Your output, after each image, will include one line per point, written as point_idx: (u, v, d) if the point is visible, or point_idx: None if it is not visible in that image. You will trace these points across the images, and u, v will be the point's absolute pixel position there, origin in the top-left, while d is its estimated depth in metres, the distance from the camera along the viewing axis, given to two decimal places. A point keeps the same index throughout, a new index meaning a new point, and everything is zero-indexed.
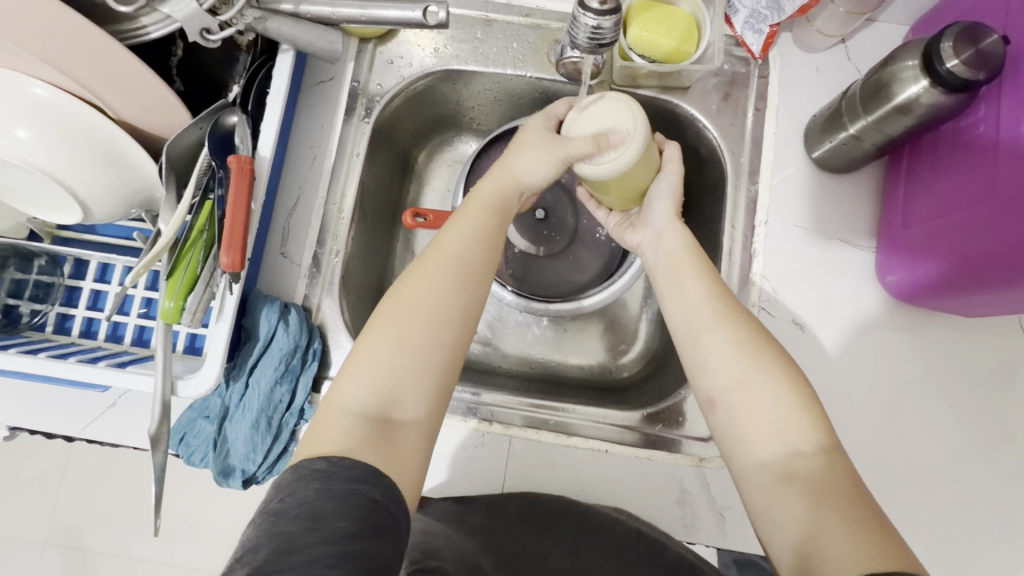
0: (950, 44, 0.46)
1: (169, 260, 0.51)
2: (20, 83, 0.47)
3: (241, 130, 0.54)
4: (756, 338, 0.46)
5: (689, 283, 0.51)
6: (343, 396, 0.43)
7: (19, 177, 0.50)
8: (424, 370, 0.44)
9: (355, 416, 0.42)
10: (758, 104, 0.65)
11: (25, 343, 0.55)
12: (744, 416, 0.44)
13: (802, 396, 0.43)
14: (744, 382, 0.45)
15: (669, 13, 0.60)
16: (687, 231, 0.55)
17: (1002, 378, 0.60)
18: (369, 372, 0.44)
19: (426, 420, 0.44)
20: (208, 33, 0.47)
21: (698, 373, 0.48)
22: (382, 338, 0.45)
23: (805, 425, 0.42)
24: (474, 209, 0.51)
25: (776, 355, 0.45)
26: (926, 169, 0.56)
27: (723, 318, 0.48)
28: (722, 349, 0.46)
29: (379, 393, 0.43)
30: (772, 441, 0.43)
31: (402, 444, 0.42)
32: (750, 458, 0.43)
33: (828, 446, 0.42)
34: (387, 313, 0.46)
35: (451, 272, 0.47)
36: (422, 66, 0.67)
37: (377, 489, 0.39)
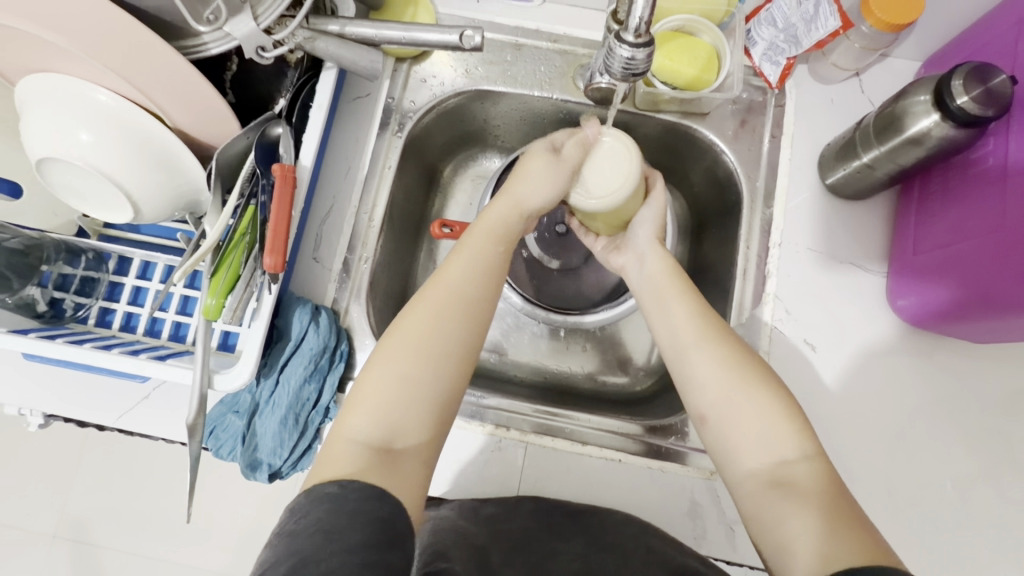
0: (960, 82, 0.49)
1: (213, 261, 0.54)
2: (86, 91, 0.50)
3: (286, 141, 0.57)
4: (739, 355, 0.48)
5: (674, 302, 0.53)
6: (349, 427, 0.45)
7: (78, 177, 0.53)
8: (426, 402, 0.47)
9: (360, 447, 0.44)
10: (774, 131, 0.67)
11: (70, 334, 0.57)
12: (731, 430, 0.46)
13: (785, 406, 0.46)
14: (731, 399, 0.47)
15: (692, 43, 0.63)
16: (665, 251, 0.58)
17: (1011, 405, 0.61)
18: (373, 405, 0.46)
19: (426, 448, 0.47)
20: (264, 51, 0.51)
21: (688, 390, 0.49)
22: (387, 372, 0.47)
23: (791, 434, 0.45)
24: (476, 244, 0.53)
25: (759, 370, 0.48)
26: (936, 199, 0.58)
27: (707, 338, 0.50)
28: (709, 366, 0.48)
29: (383, 423, 0.45)
30: (760, 452, 0.45)
31: (405, 472, 0.45)
32: (739, 470, 0.45)
33: (812, 453, 0.44)
34: (390, 348, 0.48)
35: (454, 306, 0.49)
36: (454, 85, 0.70)
37: (383, 506, 0.41)
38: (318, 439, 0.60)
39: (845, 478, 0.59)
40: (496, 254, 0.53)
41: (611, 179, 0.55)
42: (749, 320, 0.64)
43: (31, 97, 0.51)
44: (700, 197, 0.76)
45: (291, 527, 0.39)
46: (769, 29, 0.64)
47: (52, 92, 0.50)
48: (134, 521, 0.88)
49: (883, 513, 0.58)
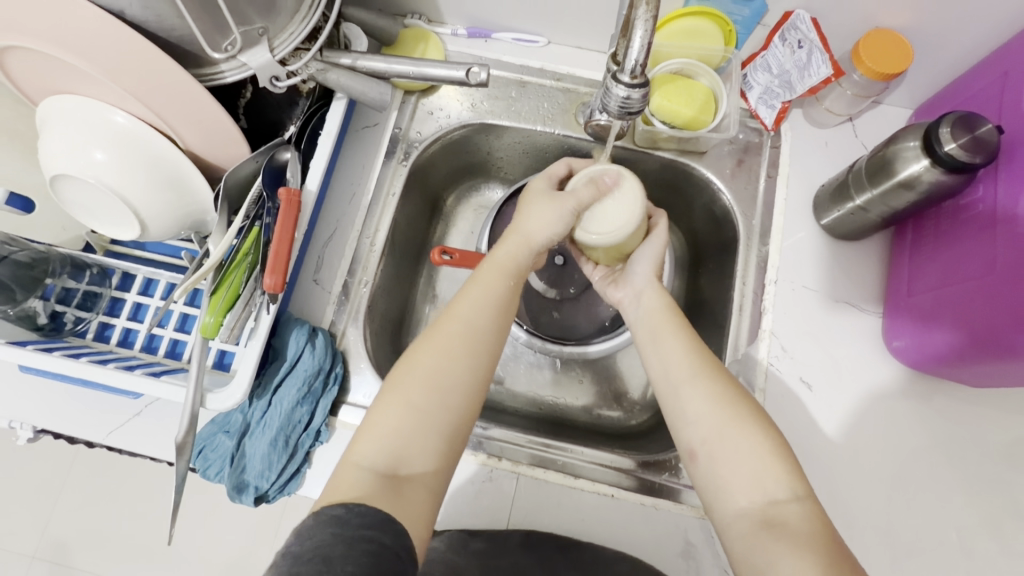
0: (948, 129, 0.51)
1: (214, 280, 0.54)
2: (103, 112, 0.52)
3: (293, 166, 0.59)
4: (730, 393, 0.48)
5: (670, 341, 0.53)
6: (357, 453, 0.45)
7: (89, 195, 0.55)
8: (432, 432, 0.46)
9: (367, 473, 0.44)
10: (770, 172, 0.69)
11: (68, 347, 0.57)
12: (722, 467, 0.45)
13: (777, 446, 0.44)
14: (722, 433, 0.46)
15: (689, 85, 0.65)
16: (667, 293, 0.58)
17: (1013, 452, 0.60)
18: (383, 433, 0.46)
19: (433, 479, 0.46)
20: (276, 80, 0.54)
21: (679, 424, 0.49)
22: (395, 401, 0.47)
23: (780, 474, 0.43)
24: (486, 277, 0.53)
25: (750, 408, 0.47)
26: (930, 241, 0.59)
27: (700, 375, 0.49)
28: (699, 403, 0.48)
29: (392, 449, 0.45)
30: (750, 490, 0.44)
31: (412, 501, 0.44)
32: (730, 506, 0.44)
33: (802, 494, 0.43)
34: (399, 378, 0.48)
35: (461, 338, 0.49)
36: (460, 118, 0.72)
37: (386, 535, 0.40)
38: (307, 461, 0.59)
39: (843, 522, 0.58)
40: (505, 288, 0.53)
41: (613, 215, 0.56)
42: (746, 355, 0.64)
43: (52, 117, 0.53)
44: (698, 233, 0.77)
45: (292, 555, 0.37)
46: (764, 74, 0.66)
47: (71, 113, 0.52)
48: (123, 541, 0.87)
49: (883, 559, 0.57)
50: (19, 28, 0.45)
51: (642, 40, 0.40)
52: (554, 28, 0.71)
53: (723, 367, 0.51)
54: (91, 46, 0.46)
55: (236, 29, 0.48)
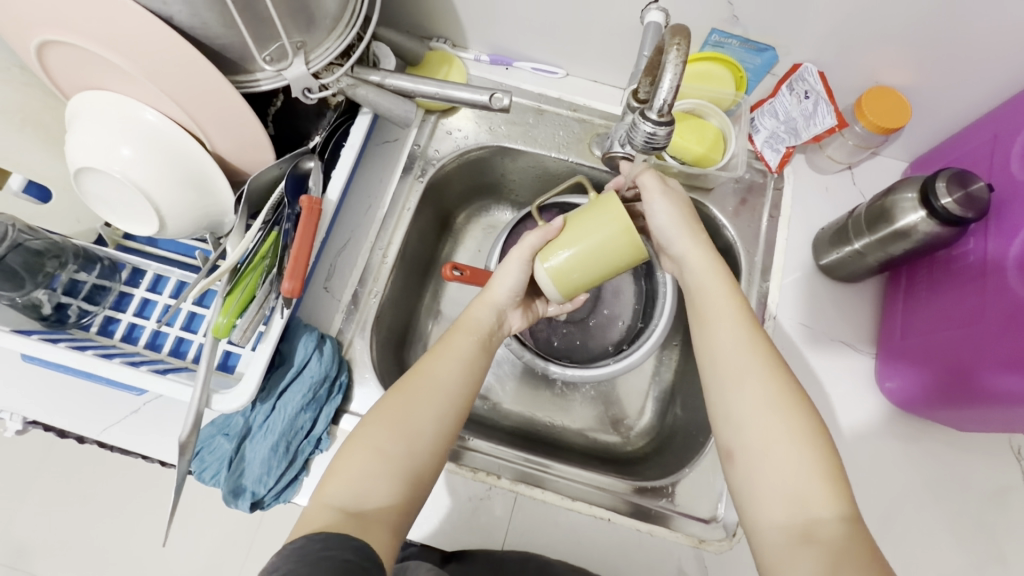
0: (943, 185, 0.54)
1: (229, 282, 0.55)
2: (134, 109, 0.53)
3: (316, 175, 0.60)
4: (785, 398, 0.47)
5: (727, 327, 0.52)
6: (329, 491, 0.46)
7: (110, 189, 0.55)
8: (399, 475, 0.47)
9: (336, 512, 0.44)
10: (772, 212, 0.72)
11: (72, 339, 0.57)
12: (758, 476, 0.46)
13: (828, 465, 0.44)
14: (768, 443, 0.46)
15: (701, 124, 0.68)
16: (724, 259, 0.56)
17: (996, 499, 0.62)
18: (351, 472, 0.46)
19: (396, 519, 0.46)
20: (309, 92, 0.56)
21: (723, 425, 0.49)
22: (369, 446, 0.48)
23: (825, 492, 0.43)
24: (458, 336, 0.56)
25: (807, 418, 0.46)
26: (922, 289, 0.61)
27: (763, 373, 0.49)
28: (749, 407, 0.48)
29: (359, 487, 0.46)
30: (787, 505, 0.44)
31: (377, 539, 0.44)
32: (766, 519, 0.44)
33: (847, 515, 0.43)
34: (373, 424, 0.49)
35: (431, 390, 0.51)
36: (478, 139, 0.75)
37: (347, 552, 0.40)
38: (305, 470, 0.59)
39: None
40: (476, 348, 0.55)
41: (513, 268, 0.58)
42: None
43: (83, 111, 0.54)
44: None
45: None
46: (771, 120, 0.70)
47: (102, 109, 0.53)
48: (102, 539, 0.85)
49: None
50: (66, 23, 0.46)
51: (670, 83, 0.42)
52: (573, 62, 0.74)
53: (786, 366, 0.50)
54: (136, 45, 0.47)
55: (284, 39, 0.50)
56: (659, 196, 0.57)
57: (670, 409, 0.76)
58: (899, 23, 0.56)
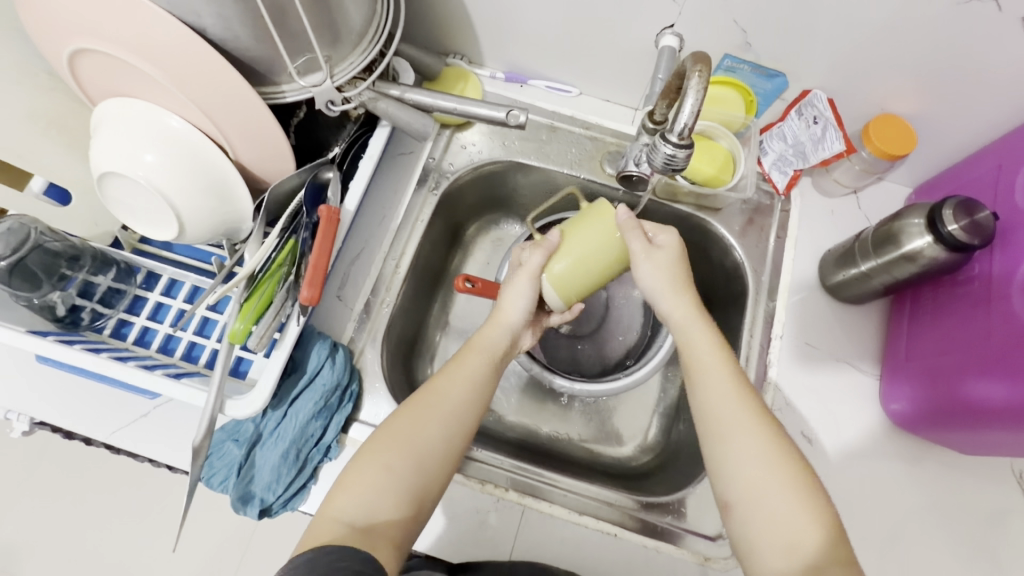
0: (950, 211, 0.55)
1: (245, 289, 0.55)
2: (160, 116, 0.54)
3: (335, 185, 0.61)
4: (772, 447, 0.48)
5: (714, 375, 0.53)
6: (337, 506, 0.46)
7: (132, 193, 0.56)
8: (407, 491, 0.48)
9: (345, 526, 0.45)
10: (779, 233, 0.73)
11: (86, 342, 0.57)
12: (754, 525, 0.46)
13: (821, 516, 0.45)
14: (763, 494, 0.47)
15: (712, 145, 0.69)
16: (707, 315, 0.57)
17: (998, 521, 0.63)
18: (361, 486, 0.47)
19: (403, 534, 0.47)
20: (331, 104, 0.57)
21: (718, 475, 0.50)
22: (376, 464, 0.48)
23: (822, 544, 0.44)
24: (470, 356, 0.56)
25: (795, 467, 0.47)
26: (927, 312, 0.63)
27: (750, 424, 0.50)
28: (743, 458, 0.48)
29: (367, 502, 0.47)
30: (787, 555, 0.44)
31: (383, 555, 0.45)
32: (764, 566, 0.45)
33: (846, 564, 0.43)
34: (381, 441, 0.50)
35: (441, 409, 0.52)
36: (492, 154, 0.76)
37: (356, 563, 0.40)
38: (314, 478, 0.59)
39: None
40: (485, 370, 0.56)
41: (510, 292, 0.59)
42: None
43: (109, 116, 0.55)
44: (706, 285, 0.81)
45: None
46: (780, 143, 0.71)
47: (128, 115, 0.54)
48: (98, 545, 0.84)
49: None
50: (101, 32, 0.47)
51: (692, 107, 0.43)
52: (587, 81, 0.76)
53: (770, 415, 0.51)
54: (169, 56, 0.48)
55: (317, 51, 0.51)
56: (643, 259, 0.54)
57: (675, 426, 0.77)
58: (907, 54, 0.58)
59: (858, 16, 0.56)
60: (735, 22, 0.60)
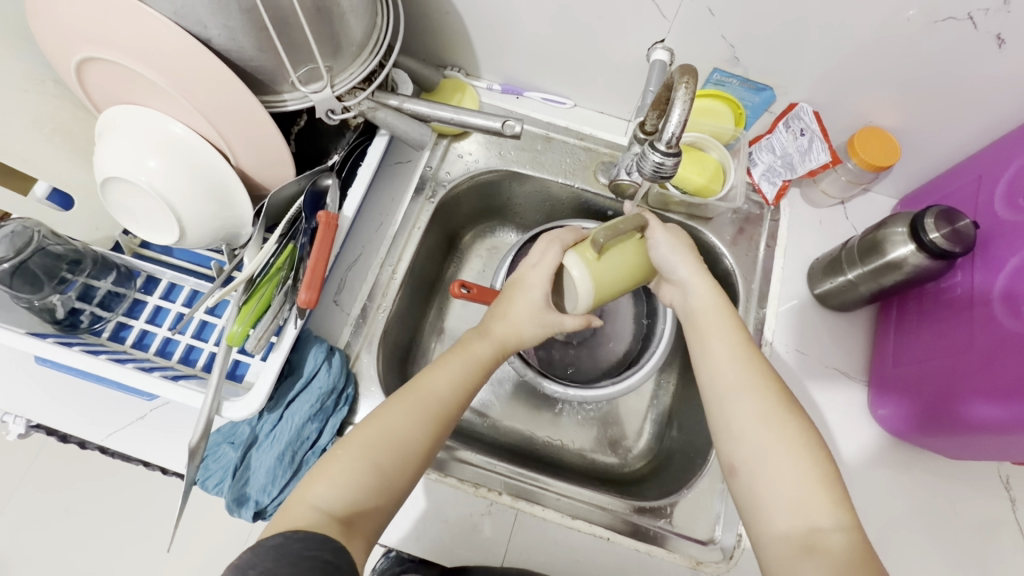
0: (932, 220, 0.57)
1: (243, 293, 0.56)
2: (163, 123, 0.56)
3: (333, 192, 0.62)
4: (780, 412, 0.49)
5: (718, 346, 0.54)
6: (314, 493, 0.46)
7: (136, 199, 0.57)
8: (384, 485, 0.48)
9: (321, 514, 0.45)
10: (769, 242, 0.75)
11: (85, 344, 0.58)
12: (761, 485, 0.47)
13: (824, 475, 0.46)
14: (766, 454, 0.47)
15: (702, 157, 0.71)
16: (723, 290, 0.58)
17: (985, 528, 0.63)
18: (341, 476, 0.47)
19: (374, 526, 0.48)
20: (332, 113, 0.59)
21: (723, 439, 0.50)
22: (357, 453, 0.48)
23: (826, 503, 0.44)
24: (461, 356, 0.57)
25: (804, 430, 0.48)
26: (913, 319, 0.64)
27: (757, 388, 0.51)
28: (744, 419, 0.49)
29: (348, 493, 0.46)
30: (791, 514, 0.45)
31: (356, 547, 0.45)
32: (770, 528, 0.45)
33: (848, 525, 0.44)
34: (364, 432, 0.50)
35: (429, 406, 0.52)
36: (488, 163, 0.77)
37: (326, 553, 0.41)
38: None
39: None
40: (475, 370, 0.56)
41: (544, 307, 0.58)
42: None
43: (113, 122, 0.56)
44: None
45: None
46: (769, 154, 0.73)
47: (133, 121, 0.55)
48: (94, 549, 0.84)
49: None
50: (110, 41, 0.49)
51: (680, 117, 0.45)
52: (582, 94, 0.78)
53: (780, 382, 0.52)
54: (175, 66, 0.49)
55: (320, 61, 0.53)
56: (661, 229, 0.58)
57: (667, 432, 0.78)
58: (889, 68, 0.60)
59: (842, 32, 0.58)
60: (724, 38, 0.62)
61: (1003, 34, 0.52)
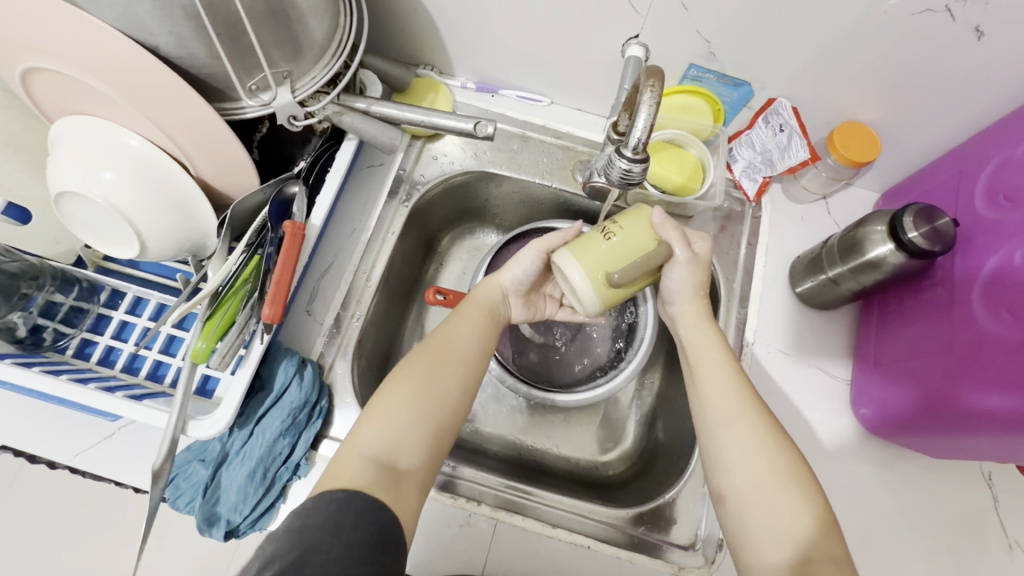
0: (909, 220, 0.56)
1: (209, 307, 0.55)
2: (118, 134, 0.53)
3: (300, 200, 0.60)
4: (772, 441, 0.48)
5: (709, 375, 0.53)
6: (359, 442, 0.47)
7: (93, 213, 0.55)
8: (427, 428, 0.49)
9: (369, 461, 0.46)
10: (750, 240, 0.74)
11: (47, 363, 0.56)
12: (749, 514, 0.46)
13: (816, 508, 0.45)
14: (756, 486, 0.46)
15: (681, 154, 0.69)
16: (714, 320, 0.57)
17: (967, 523, 0.63)
18: (384, 424, 0.47)
19: (423, 471, 0.48)
20: (294, 119, 0.57)
21: (713, 469, 0.50)
22: (395, 401, 0.49)
23: (817, 536, 0.44)
24: (468, 309, 0.57)
25: (793, 462, 0.47)
26: (894, 318, 0.63)
27: (747, 418, 0.50)
28: (734, 450, 0.49)
29: (391, 441, 0.47)
30: (780, 545, 0.44)
31: (407, 492, 0.46)
32: (758, 558, 0.44)
33: (838, 558, 0.43)
34: (398, 380, 0.50)
35: (454, 354, 0.53)
36: (463, 165, 0.76)
37: (377, 521, 0.42)
38: (282, 496, 0.58)
39: None
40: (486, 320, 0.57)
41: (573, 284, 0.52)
42: None
43: (64, 134, 0.54)
44: None
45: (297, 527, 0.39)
46: (748, 150, 0.71)
47: (85, 132, 0.53)
48: None
49: None
50: (52, 49, 0.46)
51: (646, 121, 0.43)
52: (558, 91, 0.76)
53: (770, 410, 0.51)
54: (122, 73, 0.47)
55: (273, 66, 0.51)
56: (684, 263, 0.54)
57: (651, 433, 0.77)
58: (869, 61, 0.59)
59: (820, 26, 0.56)
60: (699, 33, 0.61)
61: (982, 26, 0.51)
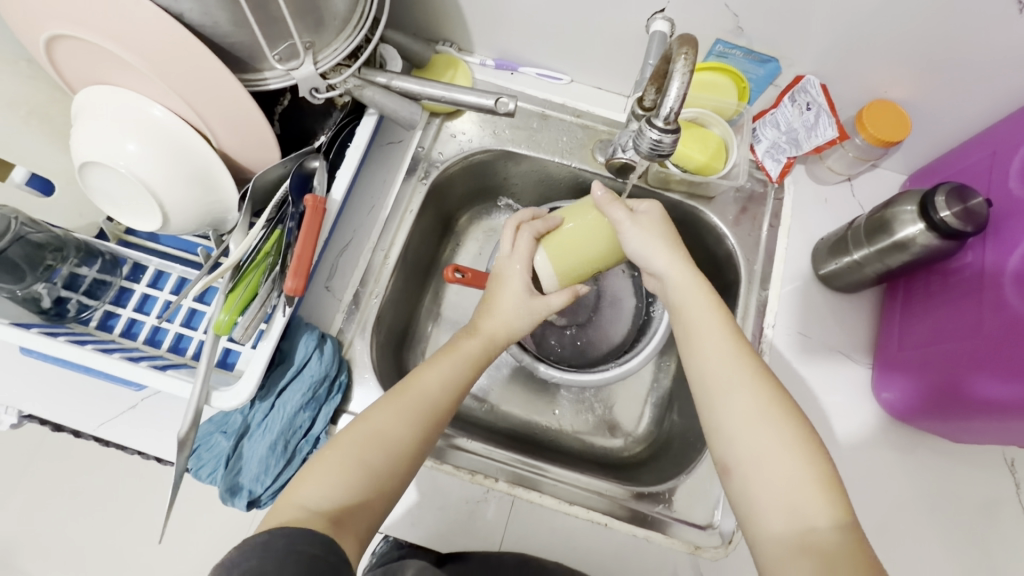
0: (943, 198, 0.55)
1: (231, 280, 0.54)
2: (142, 105, 0.53)
3: (320, 174, 0.60)
4: (774, 408, 0.48)
5: (707, 343, 0.52)
6: (301, 493, 0.45)
7: (117, 184, 0.55)
8: (375, 484, 0.47)
9: (311, 513, 0.43)
10: (772, 222, 0.73)
11: (71, 334, 0.57)
12: (754, 484, 0.46)
13: (821, 472, 0.44)
14: (757, 453, 0.46)
15: (704, 133, 0.68)
16: (707, 279, 0.56)
17: (988, 510, 0.62)
18: (330, 477, 0.46)
19: (365, 526, 0.46)
20: (316, 92, 0.56)
21: (716, 439, 0.49)
22: (347, 454, 0.47)
23: (821, 501, 0.43)
24: (449, 358, 0.56)
25: (798, 427, 0.47)
26: (920, 302, 0.62)
27: (750, 385, 0.49)
28: (734, 422, 0.48)
29: (336, 493, 0.45)
30: (785, 514, 0.44)
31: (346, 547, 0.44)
32: (764, 530, 0.44)
33: (843, 522, 0.42)
34: (355, 431, 0.49)
35: (419, 407, 0.51)
36: (482, 143, 0.75)
37: (315, 547, 0.39)
38: None
39: None
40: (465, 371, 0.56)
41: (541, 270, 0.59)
42: None
43: (88, 105, 0.54)
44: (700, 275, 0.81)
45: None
46: (773, 130, 0.70)
47: (108, 103, 0.53)
48: None
49: None
50: (78, 18, 0.46)
51: (678, 90, 0.42)
52: (579, 68, 0.75)
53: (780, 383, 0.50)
54: (146, 42, 0.47)
55: (297, 36, 0.50)
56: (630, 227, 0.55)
57: (667, 416, 0.77)
58: (902, 37, 0.57)
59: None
60: (726, 6, 0.59)
61: None
